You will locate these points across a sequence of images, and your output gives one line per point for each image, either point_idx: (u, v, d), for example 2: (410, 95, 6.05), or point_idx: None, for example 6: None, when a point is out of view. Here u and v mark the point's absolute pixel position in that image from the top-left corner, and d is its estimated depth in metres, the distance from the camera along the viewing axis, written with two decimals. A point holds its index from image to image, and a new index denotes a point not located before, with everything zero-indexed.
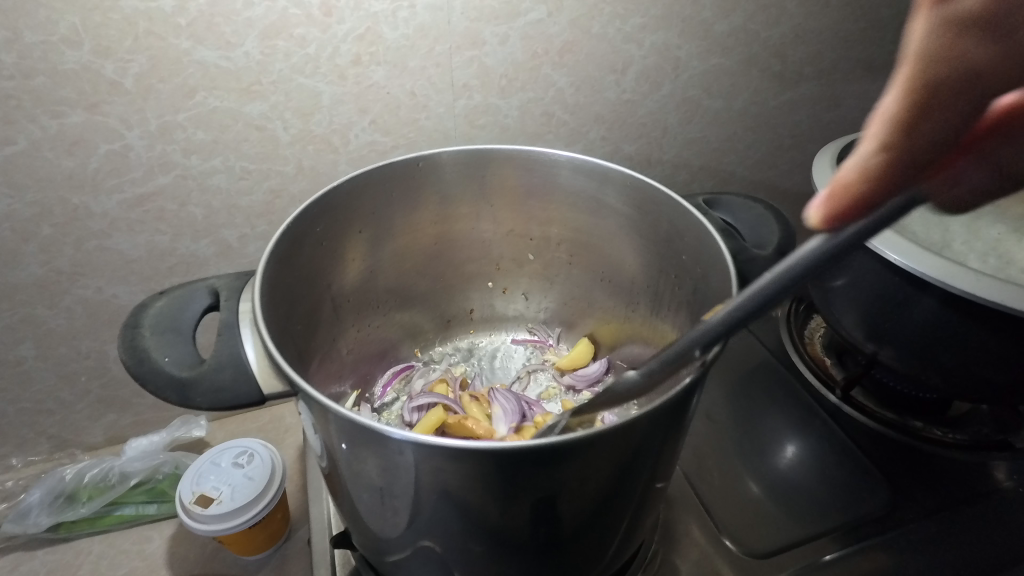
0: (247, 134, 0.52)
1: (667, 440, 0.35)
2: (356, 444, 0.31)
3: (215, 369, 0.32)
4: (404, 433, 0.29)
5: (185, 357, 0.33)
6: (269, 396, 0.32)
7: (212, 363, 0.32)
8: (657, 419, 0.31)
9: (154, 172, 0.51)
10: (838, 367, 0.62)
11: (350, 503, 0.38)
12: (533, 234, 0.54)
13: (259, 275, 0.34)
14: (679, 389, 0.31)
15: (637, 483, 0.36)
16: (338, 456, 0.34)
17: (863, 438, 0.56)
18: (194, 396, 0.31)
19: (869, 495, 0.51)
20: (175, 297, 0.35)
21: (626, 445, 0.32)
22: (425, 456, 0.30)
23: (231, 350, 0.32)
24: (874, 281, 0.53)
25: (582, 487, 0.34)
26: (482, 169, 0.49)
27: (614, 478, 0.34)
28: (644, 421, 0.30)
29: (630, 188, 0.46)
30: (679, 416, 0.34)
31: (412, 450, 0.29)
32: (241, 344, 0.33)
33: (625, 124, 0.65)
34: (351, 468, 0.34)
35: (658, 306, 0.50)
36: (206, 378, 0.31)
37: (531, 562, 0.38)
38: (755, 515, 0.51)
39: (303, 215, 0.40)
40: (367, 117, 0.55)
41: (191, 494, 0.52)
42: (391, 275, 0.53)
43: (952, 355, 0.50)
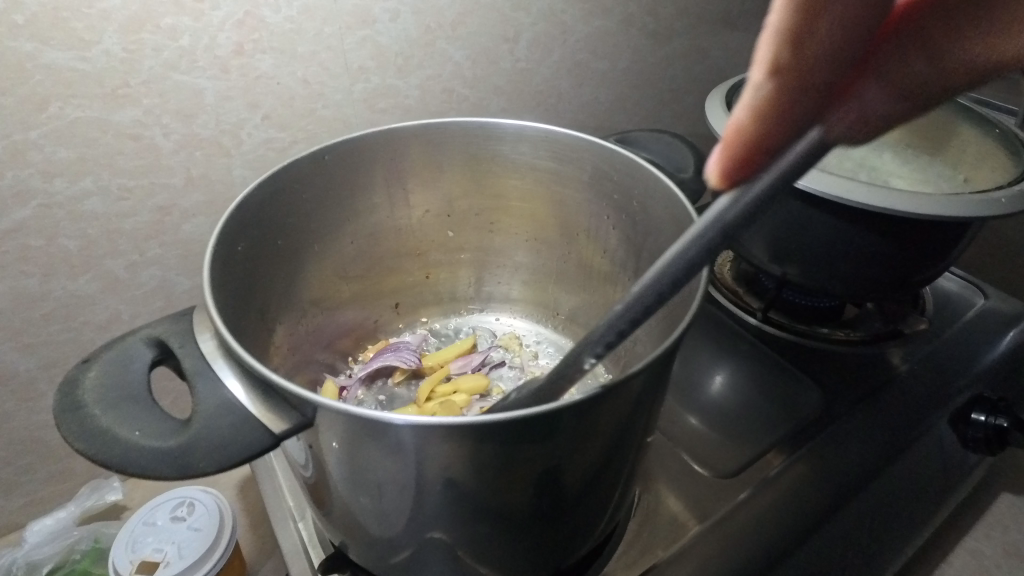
0: (120, 145, 0.45)
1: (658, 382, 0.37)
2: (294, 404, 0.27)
3: (207, 425, 0.24)
4: (407, 421, 0.28)
5: (162, 424, 0.25)
6: (282, 434, 0.25)
7: (199, 419, 0.25)
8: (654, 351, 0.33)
9: (8, 204, 0.43)
10: (754, 294, 0.68)
11: (348, 517, 0.37)
12: (450, 209, 0.48)
13: (209, 303, 0.27)
14: (669, 335, 0.32)
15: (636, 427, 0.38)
16: (333, 463, 0.33)
17: (785, 352, 0.62)
18: (195, 462, 0.24)
19: (801, 402, 0.57)
20: (111, 363, 0.26)
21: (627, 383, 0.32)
22: (432, 440, 0.29)
23: (217, 397, 0.25)
24: (773, 209, 0.58)
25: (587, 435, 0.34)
26: (390, 151, 0.43)
27: (618, 417, 0.35)
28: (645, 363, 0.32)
29: (546, 143, 0.43)
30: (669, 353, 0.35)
31: (419, 437, 0.29)
32: (225, 388, 0.25)
33: (523, 94, 0.65)
34: (351, 473, 0.33)
35: (589, 253, 0.48)
36: (202, 439, 0.24)
37: (543, 525, 0.39)
38: (711, 443, 0.55)
39: (224, 232, 0.32)
40: (259, 112, 0.50)
41: (128, 563, 0.46)
42: (315, 290, 0.45)
43: (848, 262, 0.56)
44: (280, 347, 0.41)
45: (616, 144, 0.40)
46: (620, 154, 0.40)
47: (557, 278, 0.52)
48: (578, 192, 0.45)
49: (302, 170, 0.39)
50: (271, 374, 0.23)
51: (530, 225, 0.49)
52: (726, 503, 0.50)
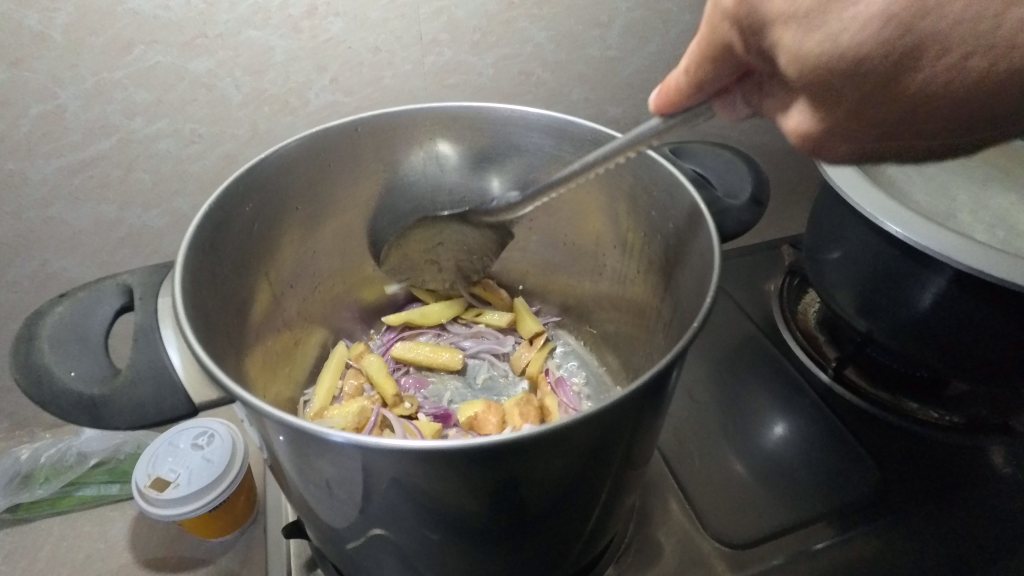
0: (194, 93, 0.48)
1: (638, 424, 0.33)
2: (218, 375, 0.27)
3: (134, 383, 0.25)
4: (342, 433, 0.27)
5: (99, 370, 0.25)
6: (202, 407, 0.25)
7: (129, 375, 0.25)
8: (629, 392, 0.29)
9: (94, 135, 0.47)
10: (832, 345, 0.59)
11: (299, 499, 0.36)
12: (490, 199, 0.46)
13: (178, 265, 0.28)
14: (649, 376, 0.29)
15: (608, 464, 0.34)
16: (280, 449, 0.32)
17: (854, 419, 0.53)
18: (110, 416, 0.24)
19: (857, 479, 0.49)
20: (80, 301, 0.27)
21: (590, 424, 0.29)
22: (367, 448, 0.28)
23: (153, 357, 0.25)
24: (870, 255, 0.49)
25: (543, 466, 0.31)
26: (429, 131, 0.41)
27: (584, 456, 0.32)
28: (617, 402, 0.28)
29: (591, 144, 0.39)
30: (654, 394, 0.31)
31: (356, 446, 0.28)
32: (164, 349, 0.26)
33: (609, 84, 0.61)
34: (297, 461, 0.32)
35: (625, 268, 0.44)
36: (125, 395, 0.24)
37: (499, 550, 0.37)
38: (736, 499, 0.48)
39: (226, 194, 0.33)
40: (326, 75, 0.51)
41: (146, 477, 0.50)
42: (340, 260, 0.45)
43: (949, 332, 0.46)
44: (291, 309, 0.42)
45: (662, 157, 0.36)
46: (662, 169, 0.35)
47: (591, 287, 0.49)
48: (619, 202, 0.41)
49: (331, 141, 0.38)
50: (200, 353, 0.23)
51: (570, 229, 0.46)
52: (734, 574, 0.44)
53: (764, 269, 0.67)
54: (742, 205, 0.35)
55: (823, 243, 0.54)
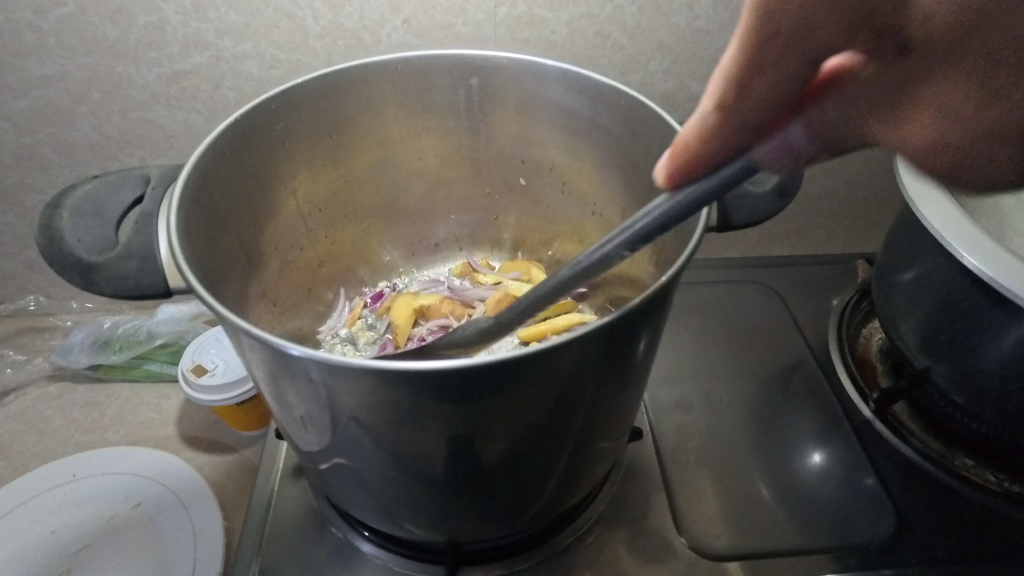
0: (277, 20, 0.51)
1: (596, 391, 0.32)
2: (201, 274, 0.29)
3: (123, 257, 0.28)
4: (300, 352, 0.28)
5: (101, 242, 0.29)
6: (176, 290, 0.28)
7: (121, 249, 0.28)
8: (579, 354, 0.28)
9: (190, 50, 0.52)
10: (886, 378, 0.53)
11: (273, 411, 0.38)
12: (525, 157, 0.45)
13: (188, 162, 0.30)
14: (605, 323, 0.27)
15: (564, 429, 0.34)
16: (254, 366, 0.34)
17: (890, 463, 0.47)
18: (98, 281, 0.27)
19: (875, 523, 0.44)
20: (107, 182, 0.31)
21: (531, 384, 0.29)
22: (321, 369, 0.29)
23: (144, 238, 0.28)
24: (945, 281, 0.43)
25: (490, 420, 0.31)
26: (468, 79, 0.41)
27: (534, 418, 0.32)
28: (565, 356, 0.28)
29: (624, 110, 0.37)
30: (611, 358, 0.30)
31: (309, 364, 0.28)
32: (155, 235, 0.28)
33: (693, 58, 0.57)
34: (268, 376, 0.33)
35: (646, 247, 0.42)
36: (112, 265, 0.28)
37: (451, 497, 0.37)
38: (729, 516, 0.45)
39: (254, 109, 0.35)
40: (400, 16, 0.52)
41: (190, 362, 0.56)
42: (370, 194, 0.46)
43: (1018, 387, 0.40)
44: (315, 230, 0.45)
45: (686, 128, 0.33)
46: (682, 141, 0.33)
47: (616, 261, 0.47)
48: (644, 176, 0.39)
49: (371, 75, 0.39)
50: (175, 251, 0.26)
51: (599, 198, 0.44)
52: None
53: (833, 283, 0.61)
54: (762, 193, 0.32)
55: (897, 263, 0.48)
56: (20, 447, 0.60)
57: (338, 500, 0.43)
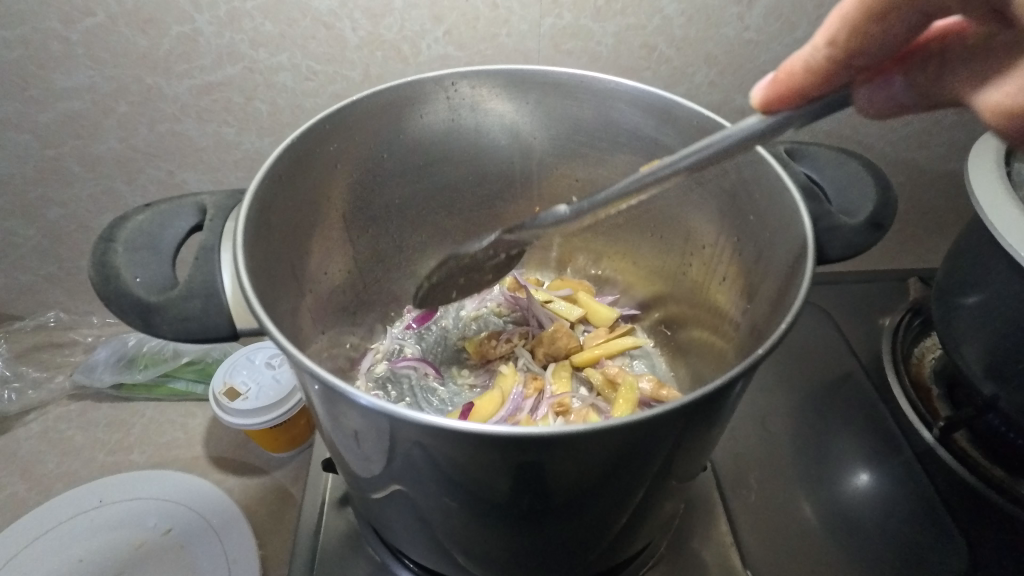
0: (314, 31, 0.49)
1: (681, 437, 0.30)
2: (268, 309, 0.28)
3: (185, 297, 0.26)
4: (371, 400, 0.27)
5: (159, 279, 0.27)
6: (242, 332, 0.27)
7: (184, 289, 0.26)
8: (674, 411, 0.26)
9: (223, 61, 0.50)
10: (945, 403, 0.51)
11: (325, 437, 0.36)
12: (579, 176, 0.43)
13: (249, 193, 0.29)
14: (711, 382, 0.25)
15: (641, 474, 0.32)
16: (313, 393, 0.31)
17: (951, 491, 0.46)
18: (160, 323, 0.26)
19: (938, 559, 0.43)
20: (160, 212, 0.29)
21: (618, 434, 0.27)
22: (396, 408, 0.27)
23: (208, 276, 0.27)
24: (1015, 307, 0.41)
25: (565, 462, 0.29)
26: (524, 96, 0.39)
27: (611, 461, 0.30)
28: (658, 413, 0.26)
29: (696, 132, 0.36)
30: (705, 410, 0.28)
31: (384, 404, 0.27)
32: (219, 271, 0.27)
33: (741, 70, 0.55)
34: (328, 406, 0.31)
35: (709, 273, 0.41)
36: (175, 306, 0.26)
37: (509, 534, 0.35)
38: (784, 550, 0.43)
39: (310, 131, 0.33)
40: (441, 27, 0.50)
41: (222, 384, 0.54)
42: (415, 214, 0.44)
43: None
44: (362, 254, 0.43)
45: (771, 156, 0.32)
46: (769, 170, 0.32)
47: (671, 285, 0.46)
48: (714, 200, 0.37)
49: (427, 92, 0.38)
50: (248, 292, 0.24)
51: (658, 220, 0.43)
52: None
53: (880, 302, 0.60)
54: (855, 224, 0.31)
55: (960, 285, 0.46)
56: (44, 469, 0.58)
57: (386, 530, 0.41)
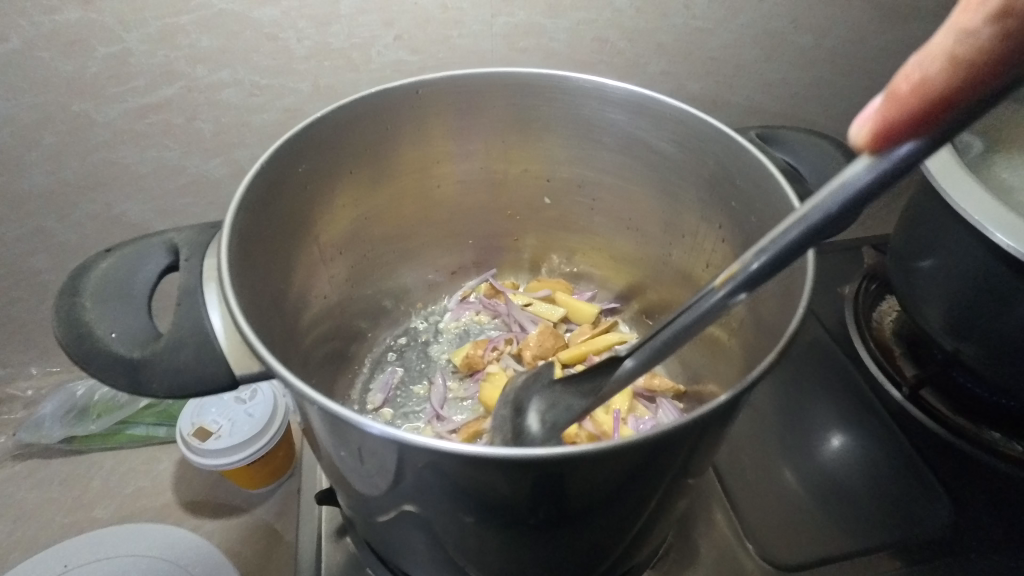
0: (257, 43, 0.46)
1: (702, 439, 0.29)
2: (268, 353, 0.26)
3: (174, 348, 0.24)
4: (379, 429, 0.25)
5: (139, 331, 0.25)
6: (242, 377, 0.25)
7: (171, 339, 0.24)
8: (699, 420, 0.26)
9: (158, 82, 0.47)
10: (909, 360, 0.53)
11: (325, 460, 0.34)
12: (551, 174, 0.43)
13: (226, 226, 0.26)
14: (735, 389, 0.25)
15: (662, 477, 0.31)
16: (313, 419, 0.30)
17: (926, 445, 0.48)
18: (150, 380, 0.24)
19: (924, 511, 0.45)
20: (126, 256, 0.27)
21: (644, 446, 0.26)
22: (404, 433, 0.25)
23: (195, 321, 0.25)
24: (970, 266, 0.43)
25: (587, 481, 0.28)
26: (491, 97, 0.38)
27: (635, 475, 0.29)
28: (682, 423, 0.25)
29: (671, 123, 0.36)
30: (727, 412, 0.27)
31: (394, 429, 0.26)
32: (207, 315, 0.25)
33: (691, 57, 0.56)
34: (332, 433, 0.30)
35: (693, 262, 0.41)
36: (165, 359, 0.24)
37: (527, 547, 0.35)
38: (780, 524, 0.45)
39: (279, 152, 0.31)
40: (392, 32, 0.48)
41: (191, 425, 0.51)
42: (387, 228, 0.43)
43: None
44: (337, 278, 0.40)
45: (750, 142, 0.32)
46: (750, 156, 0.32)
47: (651, 275, 0.45)
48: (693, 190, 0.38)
49: (393, 102, 0.36)
50: (246, 327, 0.22)
51: (635, 212, 0.43)
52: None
53: (840, 272, 0.62)
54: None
55: (915, 249, 0.48)
56: None
57: (391, 553, 0.39)
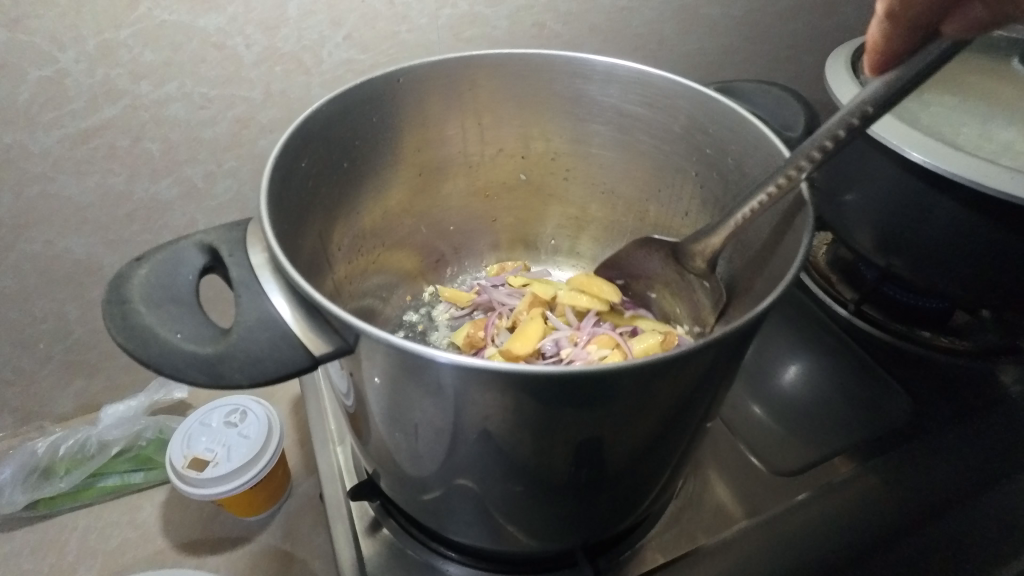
0: (204, 53, 0.45)
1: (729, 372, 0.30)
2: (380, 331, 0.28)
3: (248, 337, 0.26)
4: (449, 356, 0.24)
5: (201, 330, 0.26)
6: (322, 357, 0.26)
7: (239, 331, 0.26)
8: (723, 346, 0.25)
9: (99, 102, 0.44)
10: (845, 283, 0.60)
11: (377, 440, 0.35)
12: (527, 150, 0.47)
13: (263, 212, 0.28)
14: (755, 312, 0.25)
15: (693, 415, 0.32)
16: (371, 390, 0.30)
17: (877, 350, 0.54)
18: (226, 371, 0.26)
19: (888, 406, 0.50)
20: (165, 263, 0.28)
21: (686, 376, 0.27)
22: (468, 383, 0.25)
23: (259, 311, 0.26)
24: (888, 189, 0.48)
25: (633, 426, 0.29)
26: (466, 80, 0.41)
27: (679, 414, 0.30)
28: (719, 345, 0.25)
29: (637, 88, 0.40)
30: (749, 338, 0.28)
31: (453, 376, 0.25)
32: (266, 302, 0.27)
33: (621, 36, 0.60)
34: (388, 404, 0.30)
35: (670, 211, 0.46)
36: (236, 350, 0.26)
37: (568, 504, 0.35)
38: (772, 443, 0.49)
39: (292, 143, 0.32)
40: (341, 31, 0.48)
41: (183, 457, 0.49)
42: (380, 219, 0.45)
43: (974, 261, 0.46)
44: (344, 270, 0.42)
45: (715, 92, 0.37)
46: (720, 104, 0.37)
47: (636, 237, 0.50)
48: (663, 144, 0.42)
49: (381, 90, 0.38)
50: (315, 296, 0.24)
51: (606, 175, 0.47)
52: (768, 510, 0.45)
53: None
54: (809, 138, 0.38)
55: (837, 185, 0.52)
56: None
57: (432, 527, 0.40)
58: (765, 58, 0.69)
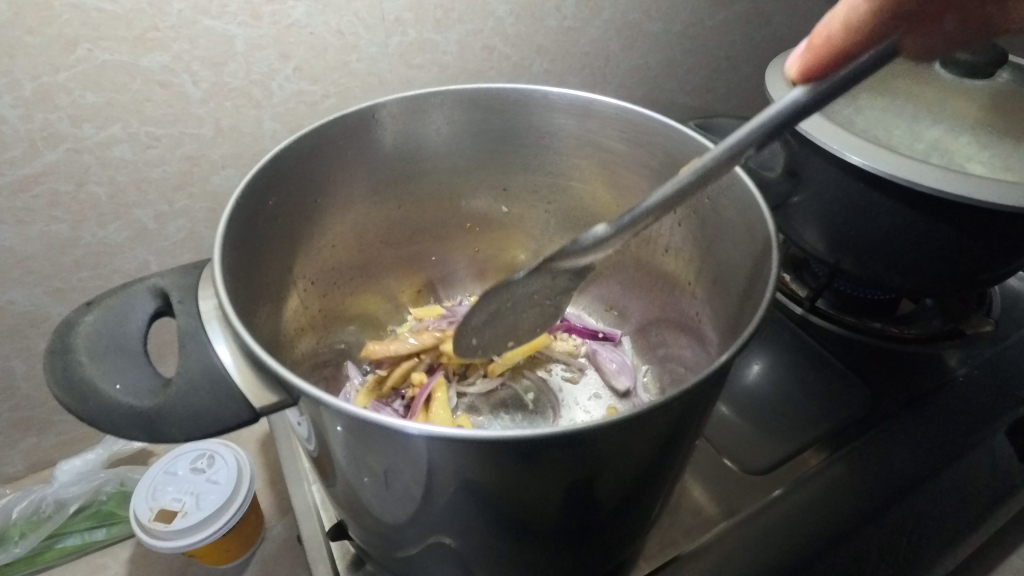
0: (149, 92, 0.44)
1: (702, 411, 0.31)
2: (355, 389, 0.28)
3: (187, 392, 0.25)
4: (418, 428, 0.24)
5: (142, 384, 0.26)
6: (260, 411, 0.25)
7: (180, 384, 0.25)
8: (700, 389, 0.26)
9: (38, 147, 0.43)
10: (798, 282, 0.61)
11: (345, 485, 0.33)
12: (507, 182, 0.47)
13: (217, 261, 0.27)
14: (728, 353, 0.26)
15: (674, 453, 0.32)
16: (332, 437, 0.29)
17: (833, 344, 0.55)
18: (164, 426, 0.25)
19: (849, 397, 0.51)
20: (110, 309, 0.27)
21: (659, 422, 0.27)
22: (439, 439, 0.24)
23: (204, 361, 0.26)
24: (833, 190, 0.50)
25: (609, 464, 0.29)
26: (429, 115, 0.41)
27: (656, 446, 0.29)
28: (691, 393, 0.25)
29: (616, 122, 0.41)
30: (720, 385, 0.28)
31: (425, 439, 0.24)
32: (213, 354, 0.26)
33: (568, 54, 0.61)
34: (351, 450, 0.29)
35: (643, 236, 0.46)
36: (178, 404, 0.25)
37: (548, 544, 0.34)
38: (746, 440, 0.49)
39: (249, 189, 0.31)
40: (290, 63, 0.48)
41: (148, 510, 0.47)
42: (348, 253, 0.45)
43: (919, 251, 0.48)
44: (310, 307, 0.42)
45: (682, 125, 0.38)
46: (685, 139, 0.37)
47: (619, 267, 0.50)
48: (631, 172, 0.43)
49: (345, 128, 0.38)
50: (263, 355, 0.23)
51: (580, 203, 0.47)
52: (749, 506, 0.44)
53: None
54: None
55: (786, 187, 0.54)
56: None
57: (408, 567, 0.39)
58: (706, 69, 0.72)
